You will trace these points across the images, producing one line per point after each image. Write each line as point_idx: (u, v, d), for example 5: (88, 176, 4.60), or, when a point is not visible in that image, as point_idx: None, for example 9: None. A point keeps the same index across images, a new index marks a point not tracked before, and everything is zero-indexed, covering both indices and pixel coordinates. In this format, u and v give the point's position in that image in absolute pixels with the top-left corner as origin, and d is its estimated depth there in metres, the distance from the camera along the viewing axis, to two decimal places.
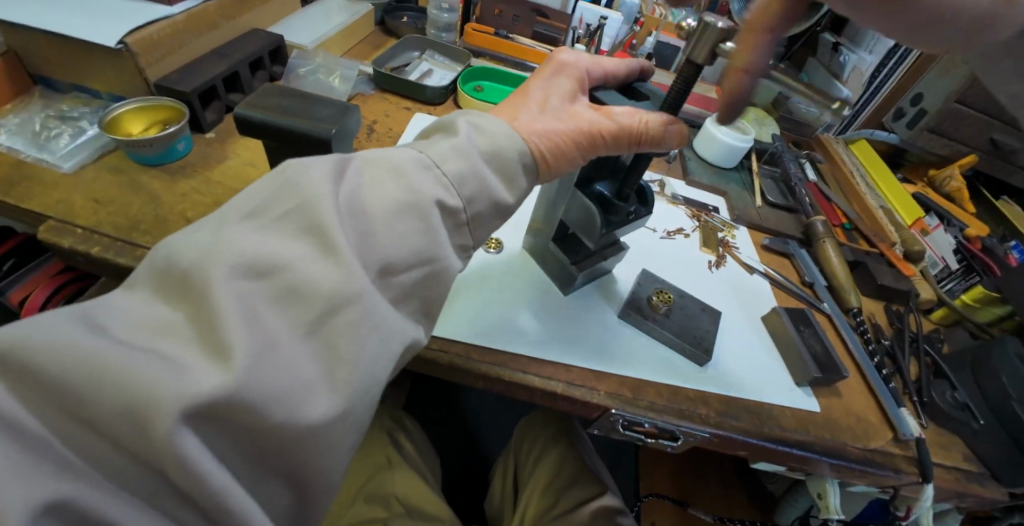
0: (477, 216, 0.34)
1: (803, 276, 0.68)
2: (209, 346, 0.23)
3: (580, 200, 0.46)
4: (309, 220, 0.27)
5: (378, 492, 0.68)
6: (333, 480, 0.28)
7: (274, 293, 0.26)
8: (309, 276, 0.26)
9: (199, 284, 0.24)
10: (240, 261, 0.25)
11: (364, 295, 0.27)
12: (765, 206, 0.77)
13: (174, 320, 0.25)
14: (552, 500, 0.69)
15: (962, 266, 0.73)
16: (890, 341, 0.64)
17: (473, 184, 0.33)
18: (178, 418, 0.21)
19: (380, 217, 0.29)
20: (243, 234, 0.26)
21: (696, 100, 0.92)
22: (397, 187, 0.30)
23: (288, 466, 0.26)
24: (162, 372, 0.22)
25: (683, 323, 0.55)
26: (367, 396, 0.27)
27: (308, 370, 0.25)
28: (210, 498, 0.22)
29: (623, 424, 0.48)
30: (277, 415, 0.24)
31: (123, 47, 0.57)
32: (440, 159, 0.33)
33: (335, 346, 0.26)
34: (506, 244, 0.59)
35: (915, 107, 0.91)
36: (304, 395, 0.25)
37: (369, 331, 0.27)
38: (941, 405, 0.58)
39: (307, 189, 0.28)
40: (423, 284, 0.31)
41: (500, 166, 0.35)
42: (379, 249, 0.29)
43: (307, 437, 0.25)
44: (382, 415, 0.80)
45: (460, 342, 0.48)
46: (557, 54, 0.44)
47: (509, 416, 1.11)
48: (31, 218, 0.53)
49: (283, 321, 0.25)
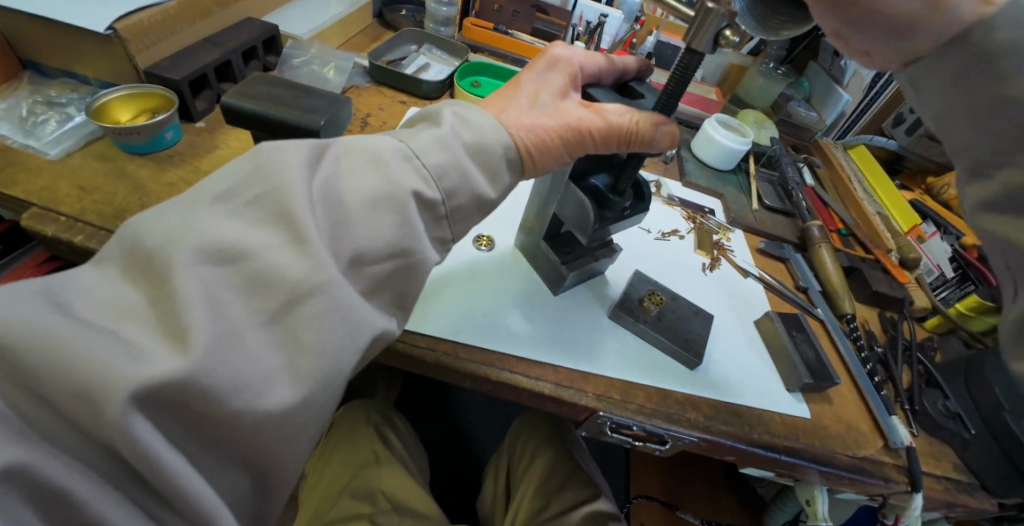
0: (457, 210, 0.33)
1: (798, 281, 0.67)
2: (167, 331, 0.23)
3: (574, 193, 0.45)
4: (279, 208, 0.27)
5: (363, 489, 0.67)
6: (296, 467, 0.28)
7: (238, 280, 0.25)
8: (275, 265, 0.25)
9: (161, 267, 0.24)
10: (204, 245, 0.24)
11: (333, 287, 0.26)
12: (762, 209, 0.77)
13: (134, 302, 0.24)
14: (541, 503, 0.68)
15: (958, 274, 0.73)
16: (883, 349, 0.64)
17: (452, 176, 0.32)
18: (130, 404, 0.20)
19: (355, 207, 0.28)
20: (210, 217, 0.26)
21: (695, 101, 0.91)
22: (373, 177, 0.30)
23: (249, 455, 0.25)
24: (116, 356, 0.21)
25: (675, 326, 0.54)
26: (332, 387, 0.27)
27: (271, 361, 0.25)
28: (166, 483, 0.22)
29: (611, 427, 0.48)
30: (236, 405, 0.23)
31: (113, 33, 0.56)
32: (420, 151, 0.32)
33: (300, 336, 0.25)
34: (499, 241, 0.58)
35: (914, 114, 0.90)
36: (267, 385, 0.24)
37: (336, 323, 0.26)
38: (933, 414, 0.57)
39: (278, 175, 0.27)
40: (396, 276, 0.30)
41: (483, 160, 0.34)
42: (352, 240, 0.28)
43: (267, 427, 0.24)
44: (370, 410, 0.79)
45: (446, 340, 0.47)
46: (551, 48, 0.42)
47: (500, 414, 1.11)
48: (15, 204, 0.52)
49: (247, 310, 0.25)
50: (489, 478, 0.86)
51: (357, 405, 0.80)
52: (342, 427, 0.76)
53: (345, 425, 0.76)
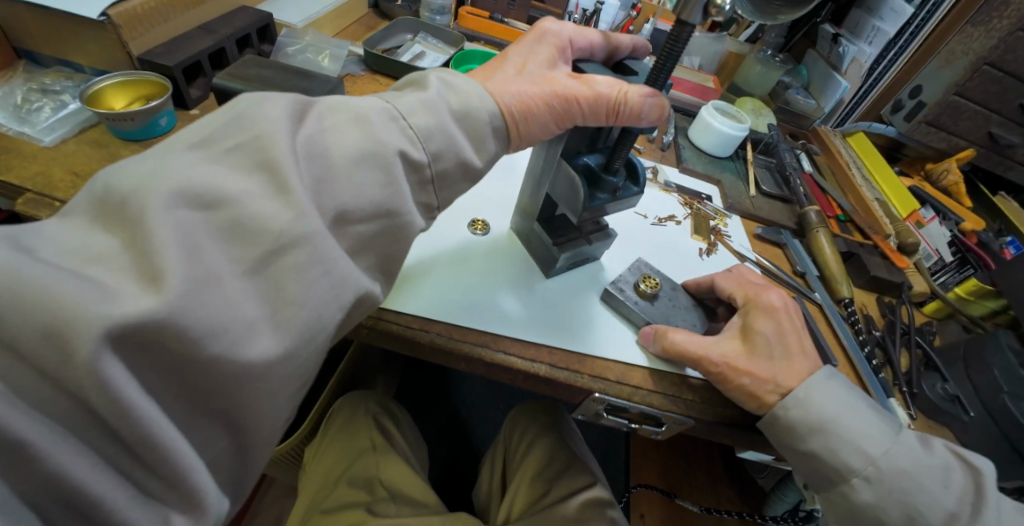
0: (443, 174, 0.35)
1: (795, 266, 0.67)
2: (142, 273, 0.23)
3: (566, 171, 0.45)
4: (260, 157, 0.28)
5: (361, 477, 0.67)
6: (270, 424, 0.29)
7: (217, 226, 0.26)
8: (255, 212, 0.26)
9: (137, 209, 0.24)
10: (184, 191, 0.25)
11: (314, 239, 0.27)
12: (759, 195, 0.76)
13: (109, 249, 0.24)
14: (542, 489, 0.69)
15: (957, 258, 0.72)
16: (881, 333, 0.63)
17: (439, 139, 0.34)
18: (101, 342, 0.21)
19: (340, 162, 0.30)
20: (188, 165, 0.26)
21: (691, 89, 0.90)
22: (359, 134, 0.31)
23: (224, 406, 0.26)
24: (90, 297, 0.22)
25: (666, 313, 0.52)
26: (314, 340, 0.28)
27: (249, 308, 0.26)
28: (133, 428, 0.23)
29: (607, 410, 0.50)
30: (214, 349, 0.24)
31: (106, 20, 0.56)
32: (407, 112, 0.33)
33: (283, 286, 0.27)
34: (493, 226, 0.58)
35: (913, 99, 0.88)
36: (244, 332, 0.25)
37: (316, 275, 0.28)
38: (931, 397, 0.56)
39: (261, 126, 0.28)
40: (381, 236, 0.32)
41: (469, 126, 0.35)
42: (336, 195, 0.29)
43: (243, 377, 0.26)
44: (370, 402, 0.79)
45: (436, 321, 0.47)
46: (542, 22, 0.44)
47: (499, 405, 1.11)
48: (10, 191, 0.52)
49: (226, 257, 0.26)
50: (486, 467, 0.86)
51: (355, 397, 0.79)
52: (339, 416, 0.76)
53: (344, 414, 0.76)
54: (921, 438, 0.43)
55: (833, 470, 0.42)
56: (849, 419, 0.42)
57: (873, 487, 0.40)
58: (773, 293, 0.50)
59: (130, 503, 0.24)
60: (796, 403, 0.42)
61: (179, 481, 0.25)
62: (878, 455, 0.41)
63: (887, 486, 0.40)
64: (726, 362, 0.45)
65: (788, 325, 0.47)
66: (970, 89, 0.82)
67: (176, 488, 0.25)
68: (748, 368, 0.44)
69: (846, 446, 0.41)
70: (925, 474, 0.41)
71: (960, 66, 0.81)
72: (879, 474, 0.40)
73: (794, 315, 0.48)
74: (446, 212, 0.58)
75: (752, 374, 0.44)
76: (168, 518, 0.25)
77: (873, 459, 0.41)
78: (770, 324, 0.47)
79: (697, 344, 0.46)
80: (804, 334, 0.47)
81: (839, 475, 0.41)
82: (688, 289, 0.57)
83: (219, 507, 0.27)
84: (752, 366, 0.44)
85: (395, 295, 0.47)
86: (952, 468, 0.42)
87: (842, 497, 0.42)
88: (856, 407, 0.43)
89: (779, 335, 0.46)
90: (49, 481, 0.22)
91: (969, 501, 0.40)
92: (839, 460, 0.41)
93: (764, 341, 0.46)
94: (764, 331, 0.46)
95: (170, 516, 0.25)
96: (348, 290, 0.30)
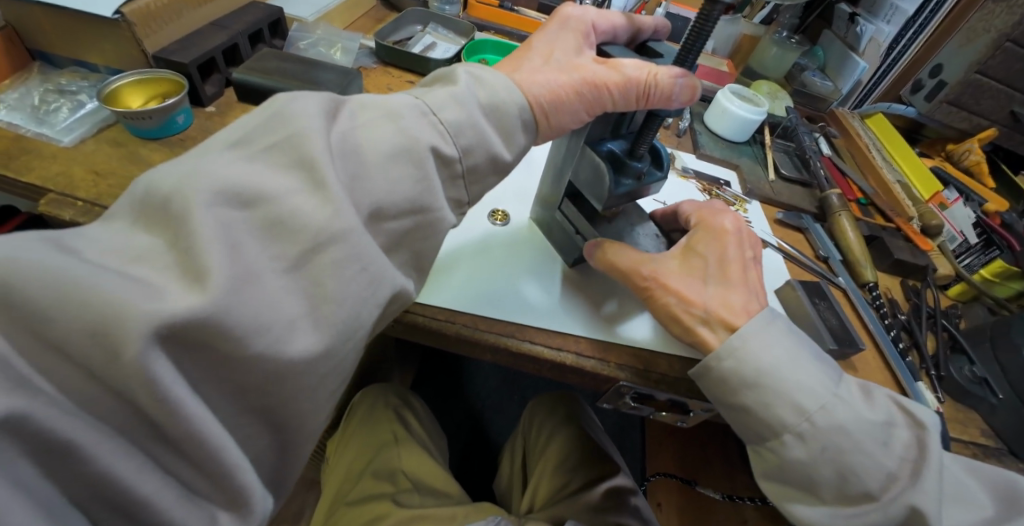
0: (473, 170, 0.34)
1: (817, 250, 0.66)
2: (186, 271, 0.23)
3: (590, 158, 0.44)
4: (297, 154, 0.27)
5: (385, 468, 0.68)
6: (312, 420, 0.29)
7: (256, 224, 0.26)
8: (294, 209, 0.26)
9: (179, 209, 0.24)
10: (224, 189, 0.25)
11: (352, 235, 0.27)
12: (779, 179, 0.75)
13: (151, 248, 0.24)
14: (561, 482, 0.68)
15: (982, 240, 0.70)
16: (906, 317, 0.62)
17: (469, 134, 0.33)
18: (147, 340, 0.21)
19: (374, 158, 0.30)
20: (227, 163, 0.26)
21: (706, 74, 0.90)
22: (392, 130, 0.31)
23: (267, 403, 0.26)
24: (135, 295, 0.22)
25: (622, 234, 0.48)
26: (352, 338, 0.28)
27: (291, 306, 0.26)
28: (181, 429, 0.23)
29: (633, 396, 0.49)
30: (258, 346, 0.24)
31: (121, 17, 0.55)
32: (437, 108, 0.33)
33: (326, 284, 0.27)
34: (513, 216, 0.58)
35: (934, 79, 0.86)
36: (285, 330, 0.25)
37: (354, 272, 0.27)
38: (959, 380, 0.56)
39: (297, 124, 0.28)
40: (415, 232, 0.32)
41: (498, 118, 0.35)
42: (372, 193, 0.29)
43: (288, 373, 0.26)
44: (389, 393, 0.80)
45: (464, 313, 0.47)
46: (563, 8, 0.43)
47: (515, 397, 1.11)
48: (33, 192, 0.52)
49: (265, 254, 0.25)
50: (506, 459, 0.86)
51: (374, 390, 0.80)
52: (361, 407, 0.77)
53: (364, 406, 0.78)
54: (863, 390, 0.37)
55: (765, 425, 0.35)
56: (792, 373, 0.35)
57: (806, 445, 0.34)
58: (729, 217, 0.44)
59: (177, 502, 0.24)
60: (730, 354, 0.36)
61: (226, 480, 0.25)
62: (813, 409, 0.34)
63: (820, 444, 0.34)
64: (657, 278, 0.41)
65: (733, 250, 0.42)
66: (992, 67, 0.79)
67: (223, 488, 0.25)
68: (675, 288, 0.40)
69: (782, 401, 0.34)
70: (863, 431, 0.34)
71: (982, 43, 0.79)
72: (814, 431, 0.34)
73: (745, 240, 0.43)
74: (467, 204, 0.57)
75: (679, 294, 0.39)
76: (215, 515, 0.25)
77: (807, 415, 0.34)
78: (713, 249, 0.42)
79: (633, 257, 0.42)
80: (749, 263, 0.42)
81: (769, 430, 0.35)
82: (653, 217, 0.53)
83: (265, 505, 0.27)
84: (681, 287, 0.40)
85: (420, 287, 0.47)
86: (894, 424, 0.35)
87: (771, 453, 0.35)
88: (798, 360, 0.35)
89: (719, 258, 0.41)
90: (98, 481, 0.22)
91: (910, 460, 0.34)
92: (770, 413, 0.35)
93: (701, 265, 0.41)
94: (704, 254, 0.42)
95: (217, 514, 0.25)
96: (382, 289, 0.30)
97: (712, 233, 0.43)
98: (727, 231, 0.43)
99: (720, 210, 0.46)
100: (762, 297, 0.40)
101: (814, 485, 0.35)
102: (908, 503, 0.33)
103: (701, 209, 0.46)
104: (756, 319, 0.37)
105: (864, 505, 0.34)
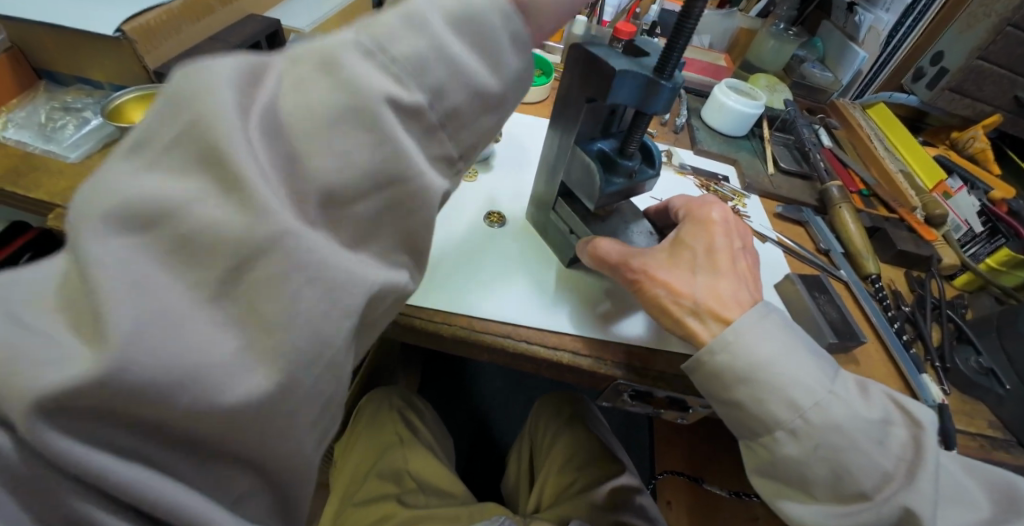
0: (454, 113, 0.28)
1: (818, 243, 0.66)
2: (89, 324, 0.20)
3: (581, 158, 0.44)
4: (202, 145, 0.22)
5: (391, 470, 0.69)
6: (292, 452, 0.25)
7: (168, 246, 0.21)
8: (211, 220, 0.21)
9: (77, 245, 0.20)
10: (129, 209, 0.21)
11: (289, 236, 0.22)
12: (778, 173, 0.75)
13: (63, 295, 0.21)
14: (566, 481, 0.69)
15: (987, 228, 0.69)
16: (910, 308, 0.61)
17: (436, 71, 0.26)
18: (40, 417, 0.18)
19: (313, 131, 0.23)
20: (127, 175, 0.21)
21: (704, 69, 0.89)
22: (328, 89, 0.24)
23: (221, 448, 0.23)
24: (37, 357, 0.19)
25: (617, 231, 0.48)
26: (313, 360, 0.23)
27: (227, 339, 0.21)
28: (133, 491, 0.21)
29: (631, 394, 0.50)
30: (184, 399, 0.20)
31: (122, 35, 0.57)
32: (384, 43, 0.26)
33: (270, 305, 0.22)
34: (509, 216, 0.58)
35: (935, 67, 0.84)
36: (221, 371, 0.21)
37: (304, 282, 0.22)
38: (965, 371, 0.55)
39: (197, 103, 0.22)
40: (391, 211, 0.26)
41: (472, 46, 0.28)
42: (316, 177, 0.23)
43: (233, 418, 0.22)
44: (393, 395, 0.80)
45: (462, 315, 0.47)
46: None
47: (521, 398, 1.11)
48: (41, 207, 0.53)
49: (186, 282, 0.21)
50: (512, 459, 0.87)
51: (379, 393, 0.81)
52: (366, 410, 0.78)
53: (368, 410, 0.78)
54: (860, 386, 0.36)
55: (758, 422, 0.35)
56: (786, 368, 0.34)
57: (798, 442, 0.34)
58: (719, 206, 0.43)
59: None
60: (723, 347, 0.36)
61: None
62: (807, 406, 0.34)
63: (814, 440, 0.34)
64: (646, 272, 0.40)
65: (722, 240, 0.40)
66: (994, 52, 0.77)
67: None
68: (666, 280, 0.39)
69: (776, 397, 0.34)
70: (858, 429, 0.34)
71: (983, 29, 0.76)
72: (808, 428, 0.34)
73: (737, 230, 0.42)
74: (464, 207, 0.58)
75: (669, 286, 0.39)
76: None
77: (801, 411, 0.34)
78: (701, 239, 0.41)
79: (624, 251, 0.42)
80: (739, 254, 0.41)
81: (762, 427, 0.35)
82: (647, 213, 0.52)
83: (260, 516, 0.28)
84: (671, 279, 0.39)
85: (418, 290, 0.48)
86: (892, 422, 0.35)
87: (765, 449, 0.36)
88: (793, 355, 0.35)
89: (708, 248, 0.40)
90: None
91: (907, 460, 0.34)
92: (763, 409, 0.35)
93: (691, 257, 0.40)
94: (693, 246, 0.41)
95: None
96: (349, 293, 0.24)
97: (702, 223, 0.42)
98: (720, 221, 0.42)
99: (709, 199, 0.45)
100: (757, 291, 0.39)
101: (807, 482, 0.35)
102: (902, 504, 0.33)
103: (690, 199, 0.46)
104: (749, 314, 0.37)
105: (857, 504, 0.34)
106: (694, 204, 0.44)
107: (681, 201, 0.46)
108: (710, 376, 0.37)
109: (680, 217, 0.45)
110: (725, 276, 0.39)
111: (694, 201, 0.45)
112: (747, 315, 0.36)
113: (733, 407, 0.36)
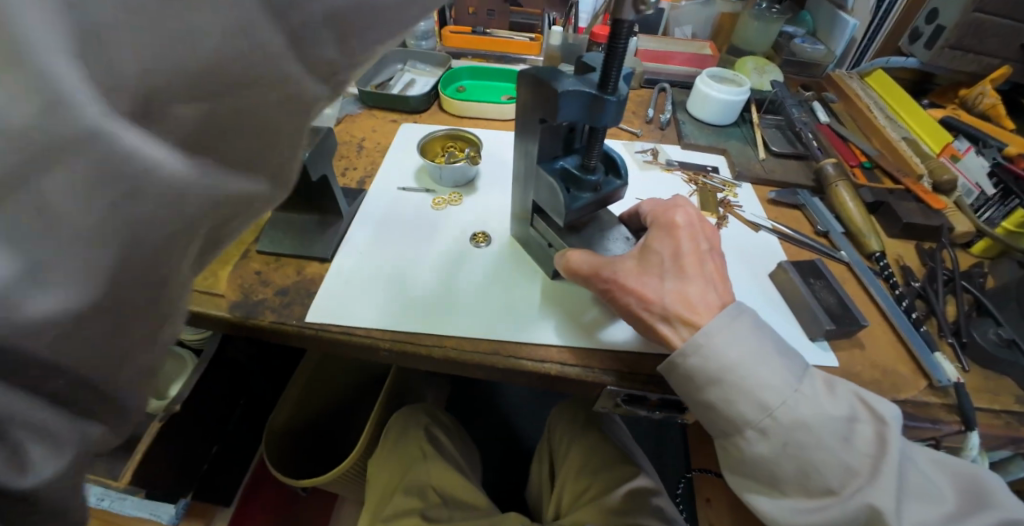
0: None
1: (816, 226, 0.64)
2: None
3: (545, 177, 0.46)
4: None
5: (415, 485, 0.72)
6: None
7: None
8: None
9: None
10: None
11: None
12: (770, 157, 0.73)
13: None
14: (582, 486, 0.70)
15: (1000, 191, 0.65)
16: (920, 284, 0.59)
17: None
18: None
19: None
20: None
21: (689, 60, 0.88)
22: None
23: None
24: None
25: (592, 241, 0.49)
26: None
27: None
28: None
29: (624, 399, 0.50)
30: None
31: None
32: None
33: None
34: (495, 235, 0.60)
35: (931, 25, 0.80)
36: None
37: None
38: (983, 344, 0.52)
39: None
40: None
41: None
42: None
43: None
44: (420, 413, 0.82)
45: (450, 337, 0.49)
46: None
47: (546, 406, 1.12)
48: None
49: None
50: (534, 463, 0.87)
51: (405, 411, 0.82)
52: (393, 427, 0.79)
53: (396, 427, 0.79)
54: (826, 382, 0.36)
55: (727, 421, 0.36)
56: (751, 368, 0.35)
57: (768, 440, 0.35)
58: (683, 210, 0.43)
59: None
60: (695, 350, 0.36)
61: None
62: (775, 405, 0.34)
63: (782, 439, 0.34)
64: (616, 282, 0.41)
65: (688, 244, 0.40)
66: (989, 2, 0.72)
67: None
68: (635, 289, 0.40)
69: (744, 397, 0.35)
70: (823, 425, 0.34)
71: None
72: (776, 426, 0.34)
73: (702, 232, 0.42)
74: (451, 230, 0.60)
75: (638, 295, 0.40)
76: None
77: (770, 410, 0.34)
78: (667, 244, 0.41)
79: (595, 263, 0.43)
80: (707, 255, 0.41)
81: (733, 427, 0.36)
82: (621, 218, 0.53)
83: None
84: (639, 287, 0.40)
85: (407, 317, 0.50)
86: (858, 419, 0.34)
87: (737, 448, 0.36)
88: (762, 353, 0.36)
89: (674, 253, 0.40)
90: None
91: (872, 455, 0.34)
92: (732, 409, 0.35)
93: (658, 262, 0.40)
94: (660, 251, 0.41)
95: None
96: None
97: (666, 228, 0.42)
98: (687, 224, 0.42)
99: (677, 202, 0.45)
100: (728, 292, 0.39)
101: (777, 479, 0.35)
102: (866, 502, 0.32)
103: (659, 203, 0.46)
104: (717, 316, 0.37)
105: (826, 500, 0.34)
106: (665, 207, 0.45)
107: (652, 205, 0.47)
108: (684, 381, 0.37)
109: (648, 223, 0.46)
110: (693, 278, 0.39)
111: (661, 205, 0.45)
112: (714, 318, 0.37)
113: (706, 409, 0.36)
